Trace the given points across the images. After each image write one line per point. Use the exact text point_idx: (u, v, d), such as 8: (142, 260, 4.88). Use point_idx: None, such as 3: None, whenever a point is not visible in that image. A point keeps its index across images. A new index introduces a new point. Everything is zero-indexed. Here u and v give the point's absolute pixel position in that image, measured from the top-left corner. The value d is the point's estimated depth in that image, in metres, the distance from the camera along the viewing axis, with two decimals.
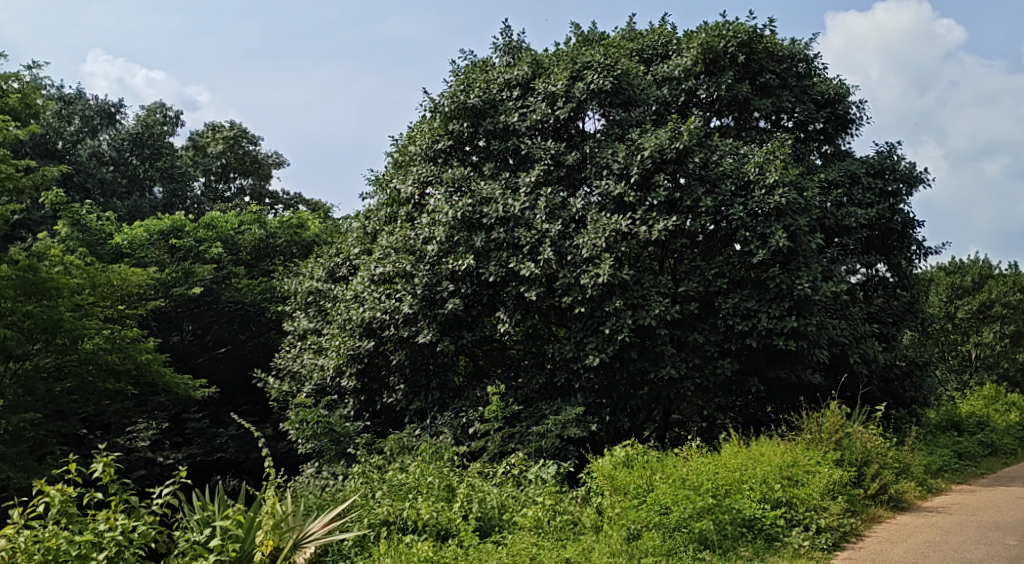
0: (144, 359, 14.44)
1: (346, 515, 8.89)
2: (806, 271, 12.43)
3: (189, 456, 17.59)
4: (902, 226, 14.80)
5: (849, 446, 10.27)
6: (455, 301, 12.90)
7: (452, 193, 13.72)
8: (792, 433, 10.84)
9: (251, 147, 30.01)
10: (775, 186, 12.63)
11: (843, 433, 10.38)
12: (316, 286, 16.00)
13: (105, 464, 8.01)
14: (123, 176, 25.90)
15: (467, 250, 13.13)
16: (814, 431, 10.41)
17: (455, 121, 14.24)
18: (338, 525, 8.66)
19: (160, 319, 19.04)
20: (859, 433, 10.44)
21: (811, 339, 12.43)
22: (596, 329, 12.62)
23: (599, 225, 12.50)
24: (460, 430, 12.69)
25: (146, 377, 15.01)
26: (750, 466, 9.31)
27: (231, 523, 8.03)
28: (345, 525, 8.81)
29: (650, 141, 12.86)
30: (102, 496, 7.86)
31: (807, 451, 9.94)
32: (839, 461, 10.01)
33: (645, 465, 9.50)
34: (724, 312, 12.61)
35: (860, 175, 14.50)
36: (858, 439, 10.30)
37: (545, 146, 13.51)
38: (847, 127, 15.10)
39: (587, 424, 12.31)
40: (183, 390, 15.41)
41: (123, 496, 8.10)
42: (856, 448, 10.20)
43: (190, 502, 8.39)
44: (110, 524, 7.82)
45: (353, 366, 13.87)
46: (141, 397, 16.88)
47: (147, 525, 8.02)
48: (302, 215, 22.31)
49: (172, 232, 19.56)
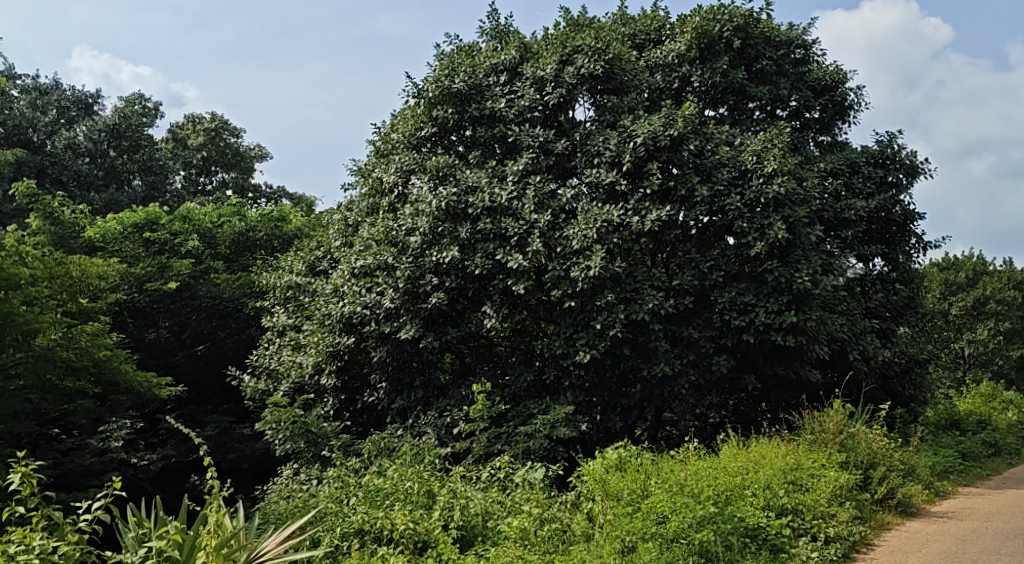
0: (103, 357, 14.01)
1: (303, 531, 8.27)
2: (806, 264, 11.90)
3: (164, 457, 16.95)
4: (903, 218, 14.29)
5: (853, 447, 9.76)
6: (439, 295, 12.32)
7: (436, 183, 13.13)
8: (792, 433, 10.31)
9: (232, 140, 29.34)
10: (774, 175, 12.10)
11: (847, 434, 9.86)
12: (295, 280, 15.39)
13: (24, 477, 7.46)
14: (100, 168, 25.19)
15: (451, 241, 12.54)
16: (816, 432, 9.90)
17: (439, 108, 13.65)
18: (294, 542, 7.87)
19: (134, 315, 18.40)
20: (863, 434, 9.92)
21: (811, 335, 11.91)
22: (587, 325, 12.07)
23: (589, 216, 11.96)
24: (444, 430, 12.11)
25: (108, 375, 14.49)
26: (752, 471, 8.77)
27: (166, 544, 7.31)
28: (314, 537, 8.25)
29: (643, 129, 12.31)
30: (20, 513, 7.32)
31: (810, 453, 9.42)
32: (843, 464, 9.51)
33: (639, 470, 8.93)
34: (720, 307, 12.07)
35: (860, 164, 13.98)
36: (863, 440, 9.79)
37: (533, 133, 12.98)
38: (846, 116, 14.58)
39: (577, 424, 11.76)
40: (146, 388, 14.81)
41: (45, 513, 7.54)
42: (861, 449, 9.70)
43: (123, 519, 7.76)
44: (26, 545, 7.25)
45: (333, 363, 13.28)
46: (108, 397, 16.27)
47: (71, 546, 7.46)
48: (283, 208, 21.69)
49: (147, 224, 18.92)
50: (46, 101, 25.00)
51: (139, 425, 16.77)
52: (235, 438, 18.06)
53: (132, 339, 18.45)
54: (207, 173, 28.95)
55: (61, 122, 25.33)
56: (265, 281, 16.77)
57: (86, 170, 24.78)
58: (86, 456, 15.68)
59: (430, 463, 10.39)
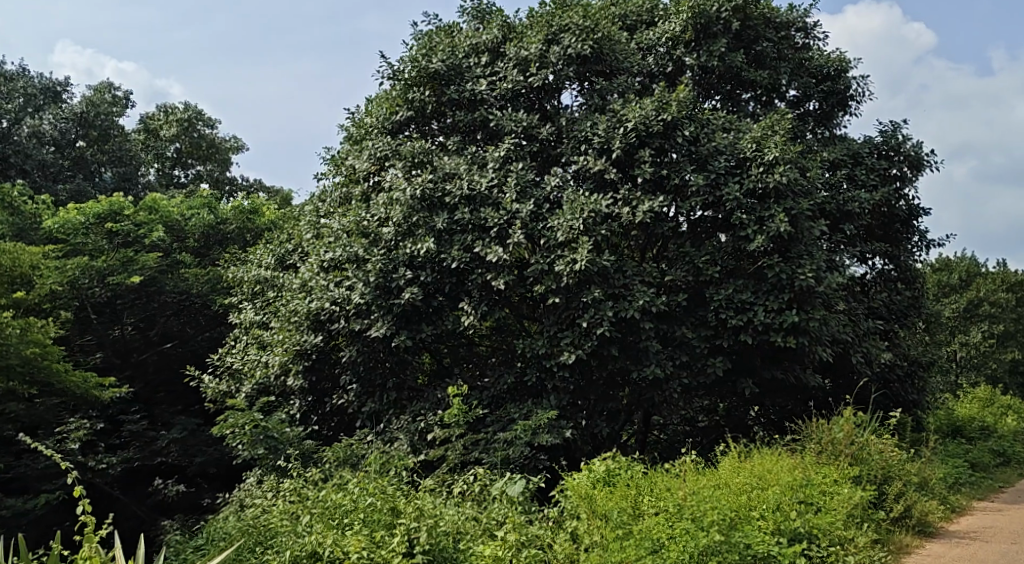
0: (32, 353, 13.15)
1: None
2: (809, 260, 11.06)
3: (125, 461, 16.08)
4: (907, 214, 13.47)
5: (866, 459, 8.99)
6: (413, 290, 11.41)
7: (411, 170, 12.22)
8: (796, 443, 9.52)
9: (206, 131, 28.27)
10: (775, 164, 11.26)
11: (858, 445, 9.10)
12: (262, 275, 14.45)
13: None
14: (65, 158, 24.24)
15: (426, 232, 11.65)
16: (825, 442, 9.13)
17: (416, 90, 12.70)
18: None
19: (97, 311, 17.31)
20: (875, 446, 9.18)
21: (813, 336, 11.06)
22: (572, 323, 11.23)
23: (576, 205, 11.09)
24: (418, 437, 11.19)
25: (42, 375, 13.61)
26: (757, 491, 7.99)
27: None
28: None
29: (634, 113, 11.47)
30: None
31: (820, 466, 8.64)
32: (856, 478, 8.74)
33: (629, 486, 8.11)
34: (716, 305, 11.22)
35: (863, 155, 13.15)
36: (875, 452, 9.03)
37: (516, 118, 12.09)
38: (848, 105, 13.77)
39: (561, 430, 10.88)
40: (85, 388, 13.90)
41: None
42: (874, 462, 8.94)
43: None
44: None
45: (300, 363, 12.38)
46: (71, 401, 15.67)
47: None
48: (255, 200, 20.71)
49: (111, 215, 17.71)
50: (9, 89, 23.76)
51: (95, 427, 15.83)
52: (203, 441, 17.13)
53: (94, 337, 17.37)
54: (180, 166, 27.86)
55: (27, 109, 24.01)
56: (231, 276, 15.83)
57: (51, 159, 23.53)
58: (41, 459, 15.01)
59: (399, 474, 9.53)
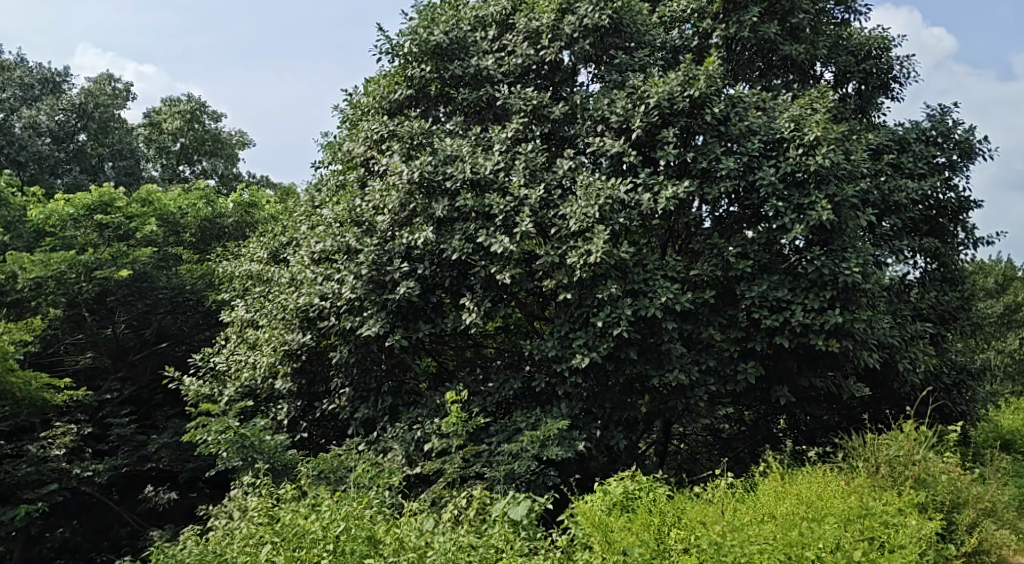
0: None
1: None
2: (854, 253, 9.89)
3: (111, 468, 15.00)
4: (956, 206, 12.22)
5: (928, 485, 8.18)
6: (409, 285, 10.29)
7: (409, 152, 11.06)
8: (849, 463, 8.63)
9: (211, 125, 26.52)
10: (815, 145, 10.06)
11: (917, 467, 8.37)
12: (253, 269, 13.30)
13: None
14: (62, 151, 22.47)
15: (425, 220, 10.55)
16: (883, 464, 8.32)
17: (417, 66, 11.52)
18: None
19: (88, 308, 16.16)
20: (935, 468, 8.33)
21: (857, 339, 9.89)
22: (586, 322, 10.09)
23: (591, 191, 9.96)
24: (414, 448, 10.03)
25: None
26: (809, 525, 7.27)
27: None
28: None
29: (657, 89, 10.28)
30: None
31: (880, 494, 7.88)
32: (920, 506, 7.98)
33: (653, 514, 7.37)
34: (748, 304, 10.05)
35: (910, 141, 11.92)
36: (939, 475, 8.20)
37: (525, 95, 10.94)
38: (890, 87, 12.54)
39: (573, 442, 9.76)
40: None
41: None
42: (937, 489, 8.11)
43: None
44: None
45: (288, 364, 11.28)
46: (35, 412, 14.40)
47: None
48: (256, 192, 19.37)
49: (103, 207, 16.29)
50: (6, 78, 22.44)
51: (81, 432, 14.88)
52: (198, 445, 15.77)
53: (83, 336, 16.20)
54: (187, 162, 26.24)
55: (25, 101, 22.66)
56: (222, 273, 14.73)
57: (48, 151, 21.84)
58: (21, 466, 14.06)
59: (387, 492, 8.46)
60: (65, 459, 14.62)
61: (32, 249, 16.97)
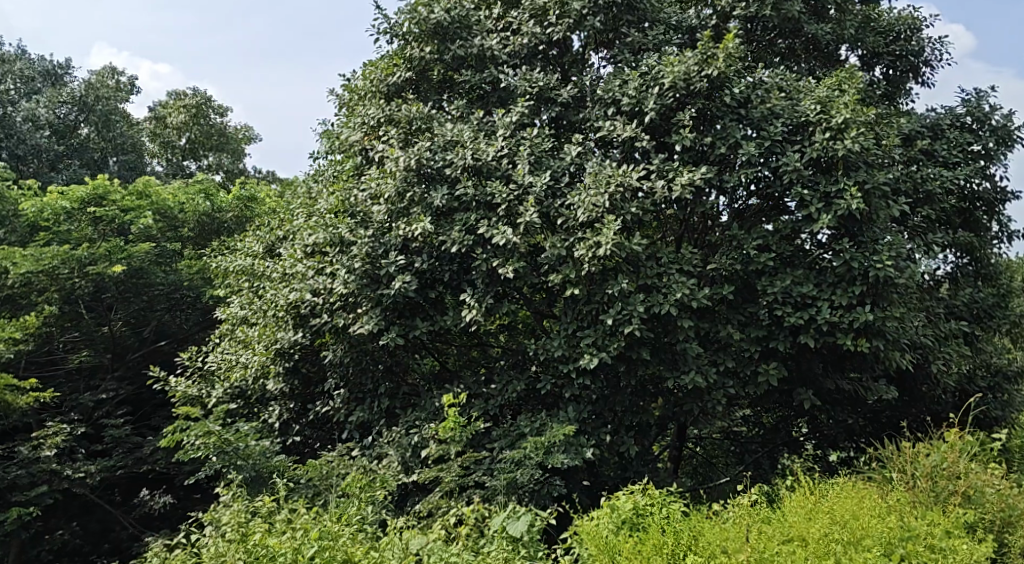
0: None
1: None
2: (885, 245, 9.15)
3: (107, 469, 14.34)
4: (991, 197, 11.43)
5: (975, 504, 7.58)
6: (405, 279, 9.60)
7: (407, 138, 10.37)
8: (887, 481, 8.04)
9: (217, 119, 25.11)
10: (844, 129, 9.32)
11: (961, 483, 7.76)
12: (247, 264, 12.59)
13: None
14: (64, 146, 21.09)
15: (423, 211, 9.86)
16: (923, 489, 7.79)
17: (416, 46, 10.82)
18: None
19: (87, 306, 15.26)
20: (979, 484, 7.70)
21: (889, 338, 9.16)
22: (594, 320, 9.39)
23: (601, 178, 9.26)
24: (410, 453, 9.32)
25: None
26: (843, 550, 6.68)
27: None
28: None
29: (672, 68, 9.55)
30: None
31: (923, 514, 7.26)
32: (969, 527, 7.37)
33: (665, 533, 6.93)
34: (770, 300, 9.33)
35: (944, 128, 11.16)
36: (987, 493, 7.61)
37: (531, 77, 10.23)
38: (920, 71, 11.73)
39: (581, 448, 9.07)
40: None
41: None
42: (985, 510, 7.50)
43: None
44: None
45: (279, 364, 10.62)
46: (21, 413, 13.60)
47: None
48: (257, 187, 18.38)
49: (97, 200, 15.60)
50: (6, 71, 21.49)
51: (76, 432, 14.18)
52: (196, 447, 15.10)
53: (82, 334, 15.31)
54: (193, 157, 25.07)
55: (26, 95, 21.76)
56: (217, 268, 14.00)
57: (46, 144, 20.25)
58: (11, 469, 13.41)
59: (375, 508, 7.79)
60: (58, 460, 13.92)
61: (26, 244, 16.22)
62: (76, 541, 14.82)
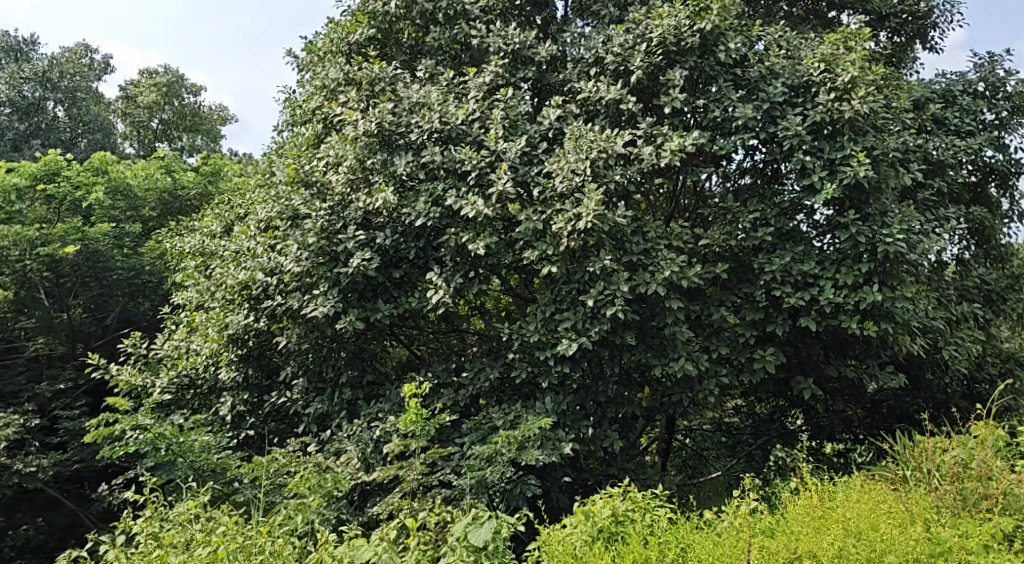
0: None
1: None
2: (895, 218, 8.27)
3: (60, 465, 13.06)
4: (1004, 169, 10.55)
5: (1009, 510, 6.73)
6: (364, 256, 8.65)
7: (370, 101, 9.42)
8: (906, 487, 7.19)
9: (191, 99, 23.97)
10: (851, 89, 8.41)
11: (994, 486, 6.90)
12: (200, 243, 11.58)
13: None
14: (27, 123, 19.21)
15: (386, 180, 8.91)
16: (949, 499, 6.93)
17: (380, 2, 9.87)
18: None
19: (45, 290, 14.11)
20: (1015, 488, 6.84)
21: (898, 320, 8.29)
22: (574, 301, 8.49)
23: (581, 144, 8.36)
24: (371, 449, 8.41)
25: None
26: None
27: None
28: None
29: (661, 22, 8.62)
30: None
31: (951, 524, 6.42)
32: (1003, 538, 6.52)
33: (649, 546, 6.17)
34: (767, 280, 8.45)
35: (954, 94, 10.29)
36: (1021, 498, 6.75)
37: (505, 34, 9.31)
38: (928, 35, 10.81)
39: (558, 443, 8.18)
40: None
41: None
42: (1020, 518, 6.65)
43: None
44: None
45: (231, 350, 9.67)
46: None
47: None
48: (222, 164, 17.36)
49: (49, 176, 14.43)
50: None
51: (32, 426, 13.09)
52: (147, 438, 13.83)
53: (38, 320, 14.04)
54: (166, 138, 23.96)
55: None
56: (174, 249, 12.94)
57: None
58: None
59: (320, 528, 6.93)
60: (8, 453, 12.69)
61: None
62: (44, 536, 13.11)
